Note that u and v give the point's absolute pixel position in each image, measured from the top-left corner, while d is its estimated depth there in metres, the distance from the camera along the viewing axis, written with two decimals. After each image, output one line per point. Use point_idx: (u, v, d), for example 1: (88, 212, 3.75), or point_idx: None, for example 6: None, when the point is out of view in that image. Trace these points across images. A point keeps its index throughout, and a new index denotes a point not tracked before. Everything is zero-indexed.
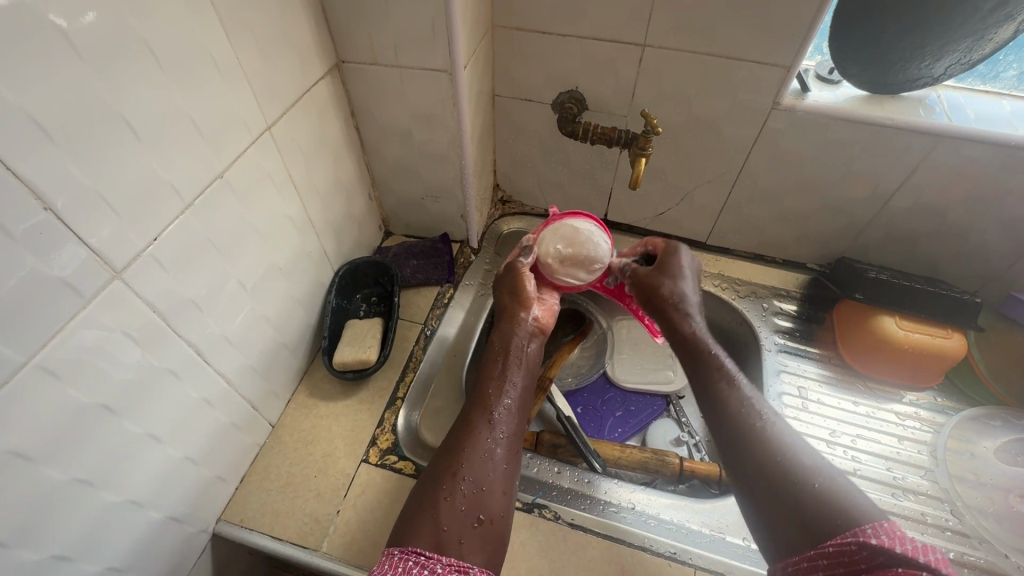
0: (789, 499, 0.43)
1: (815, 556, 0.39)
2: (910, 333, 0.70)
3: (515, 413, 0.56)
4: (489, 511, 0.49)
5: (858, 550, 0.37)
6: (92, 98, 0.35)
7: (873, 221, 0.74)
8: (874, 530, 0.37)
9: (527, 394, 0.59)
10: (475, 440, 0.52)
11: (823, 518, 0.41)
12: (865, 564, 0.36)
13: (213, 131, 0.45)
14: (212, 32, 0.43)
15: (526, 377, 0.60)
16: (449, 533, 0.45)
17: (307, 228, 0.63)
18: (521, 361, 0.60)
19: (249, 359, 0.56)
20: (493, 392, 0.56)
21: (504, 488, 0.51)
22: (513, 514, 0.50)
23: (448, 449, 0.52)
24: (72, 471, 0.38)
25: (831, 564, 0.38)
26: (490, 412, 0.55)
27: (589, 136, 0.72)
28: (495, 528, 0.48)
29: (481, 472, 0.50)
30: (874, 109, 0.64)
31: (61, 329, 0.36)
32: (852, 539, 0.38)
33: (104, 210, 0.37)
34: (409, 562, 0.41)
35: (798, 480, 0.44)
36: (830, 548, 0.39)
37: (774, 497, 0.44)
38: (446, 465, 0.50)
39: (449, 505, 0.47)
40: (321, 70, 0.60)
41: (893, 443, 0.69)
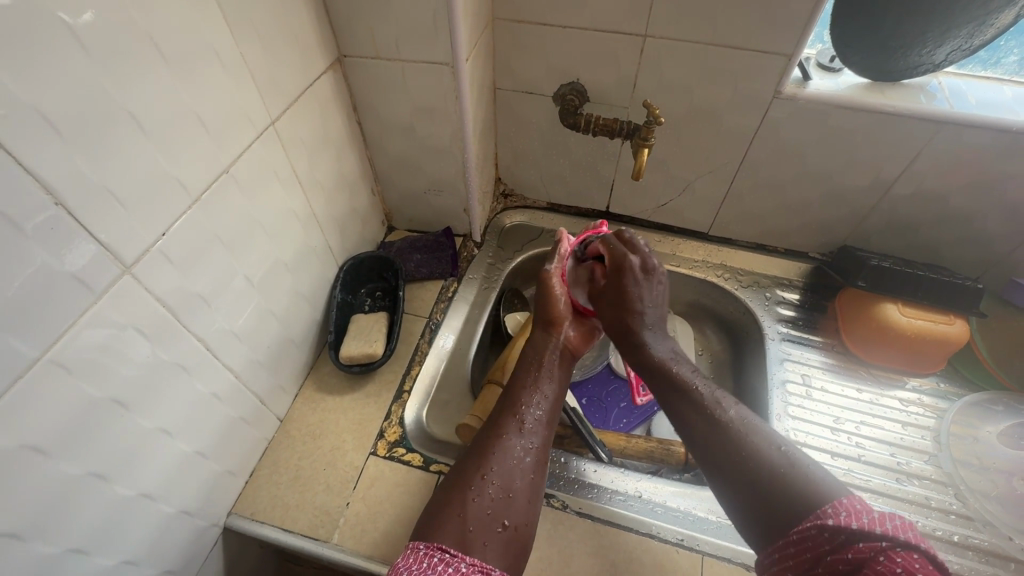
0: (756, 495, 0.45)
1: (783, 545, 0.42)
2: (913, 321, 0.70)
3: (545, 423, 0.56)
4: (514, 516, 0.49)
5: (819, 532, 0.40)
6: (98, 92, 0.35)
7: (875, 209, 0.74)
8: (833, 508, 0.40)
9: (558, 402, 0.59)
10: (504, 445, 0.52)
11: (788, 505, 0.43)
12: (831, 544, 0.39)
13: (218, 127, 0.45)
14: (217, 27, 0.43)
15: (558, 388, 0.60)
16: (475, 532, 0.46)
17: (311, 223, 0.63)
18: (555, 371, 0.60)
19: (257, 354, 0.57)
20: (525, 400, 0.57)
21: (531, 495, 0.51)
22: (538, 521, 0.51)
23: (476, 450, 0.53)
24: (85, 466, 0.39)
25: (799, 551, 0.41)
26: (522, 419, 0.55)
27: (590, 128, 0.73)
28: (518, 533, 0.49)
29: (509, 477, 0.51)
30: (875, 97, 0.64)
31: (73, 324, 0.36)
32: (812, 523, 0.41)
33: (113, 205, 0.37)
34: (433, 559, 0.42)
35: (764, 472, 0.45)
36: (794, 536, 0.41)
37: (741, 492, 0.46)
38: (475, 465, 0.51)
39: (476, 506, 0.48)
40: (323, 66, 0.60)
41: (896, 430, 0.69)
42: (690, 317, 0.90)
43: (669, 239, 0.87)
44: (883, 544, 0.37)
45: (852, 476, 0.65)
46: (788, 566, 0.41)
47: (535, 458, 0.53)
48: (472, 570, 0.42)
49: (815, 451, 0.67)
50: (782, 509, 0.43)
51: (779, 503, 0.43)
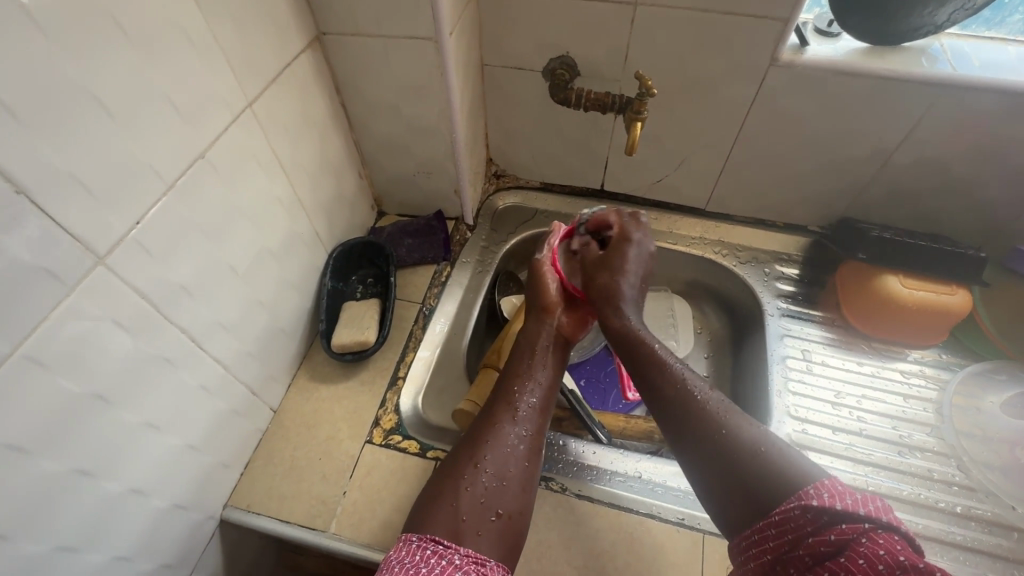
0: (733, 478, 0.45)
1: (763, 528, 0.42)
2: (914, 292, 0.69)
3: (539, 409, 0.56)
4: (508, 506, 0.49)
5: (803, 513, 0.40)
6: (56, 73, 0.33)
7: (875, 179, 0.72)
8: (816, 489, 0.41)
9: (552, 391, 0.58)
10: (498, 433, 0.52)
11: (756, 483, 0.44)
12: (813, 525, 0.39)
13: (192, 110, 0.44)
14: (184, 5, 0.41)
15: (552, 376, 0.59)
16: (467, 522, 0.47)
17: (297, 209, 0.61)
18: (548, 359, 0.60)
19: (246, 344, 0.55)
20: (518, 388, 0.56)
21: (525, 484, 0.51)
22: (532, 509, 0.50)
23: (469, 439, 0.53)
24: (69, 463, 0.38)
25: (780, 532, 0.41)
26: (516, 408, 0.54)
27: (581, 103, 0.70)
28: (512, 523, 0.48)
29: (502, 466, 0.50)
30: (875, 62, 0.62)
31: (46, 318, 0.35)
32: (796, 502, 0.41)
33: (81, 194, 0.36)
34: (427, 551, 0.44)
35: (740, 454, 0.45)
36: (775, 516, 0.42)
37: (717, 478, 0.46)
38: (468, 455, 0.51)
39: (469, 496, 0.48)
40: (301, 44, 0.58)
41: (898, 403, 0.69)
42: (688, 295, 0.89)
43: (666, 217, 0.86)
44: (866, 526, 0.38)
45: (853, 451, 0.64)
46: (767, 546, 0.42)
47: (529, 445, 0.53)
48: (466, 561, 0.44)
49: (817, 426, 0.66)
50: (757, 489, 0.43)
51: (755, 487, 0.43)
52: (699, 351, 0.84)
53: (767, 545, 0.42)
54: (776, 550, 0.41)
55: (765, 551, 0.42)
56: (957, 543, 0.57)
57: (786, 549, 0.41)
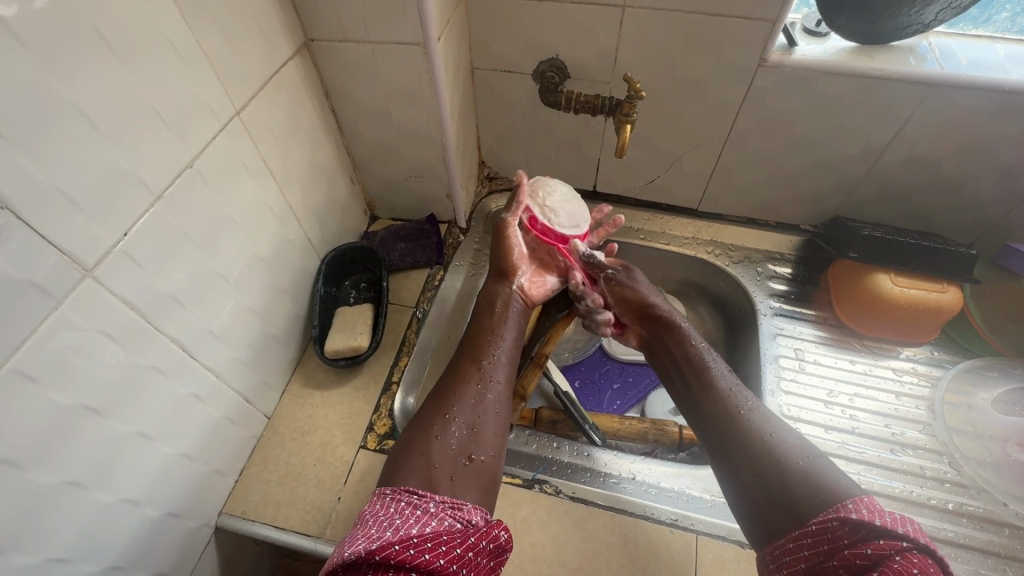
0: (772, 479, 0.48)
1: (799, 536, 0.44)
2: (905, 290, 0.69)
3: (505, 363, 0.60)
4: (480, 452, 0.51)
5: (841, 525, 0.41)
6: (41, 89, 0.33)
7: (865, 178, 0.72)
8: (856, 506, 0.42)
9: (517, 346, 0.62)
10: (466, 386, 0.56)
11: (803, 500, 0.45)
12: (850, 538, 0.41)
13: (179, 121, 0.44)
14: (169, 15, 0.41)
15: (516, 331, 0.63)
16: (440, 470, 0.48)
17: (288, 215, 0.61)
18: (511, 317, 0.64)
19: (238, 352, 0.56)
20: (484, 342, 0.60)
21: (494, 430, 0.54)
22: (505, 455, 0.53)
23: (438, 396, 0.55)
24: (61, 475, 0.38)
25: (815, 543, 0.42)
26: (481, 361, 0.58)
27: (571, 105, 0.70)
28: (485, 467, 0.51)
29: (471, 415, 0.53)
30: (863, 61, 0.62)
31: (35, 333, 0.35)
32: (834, 515, 0.42)
33: (68, 208, 0.36)
34: (401, 503, 0.44)
35: (781, 466, 0.48)
36: (813, 526, 0.43)
37: (756, 481, 0.49)
38: (437, 408, 0.54)
39: (440, 444, 0.50)
40: (290, 51, 0.58)
41: (891, 400, 0.69)
42: (683, 295, 0.89)
43: (659, 218, 0.86)
44: (904, 545, 0.39)
45: (846, 449, 0.64)
46: (802, 556, 0.43)
47: (497, 393, 0.56)
48: (441, 508, 0.44)
49: (810, 425, 0.67)
50: (795, 489, 0.46)
51: (796, 502, 0.45)
52: None
53: (801, 554, 0.43)
54: (809, 560, 0.42)
55: (797, 561, 0.43)
56: (948, 539, 0.57)
57: (818, 562, 0.42)
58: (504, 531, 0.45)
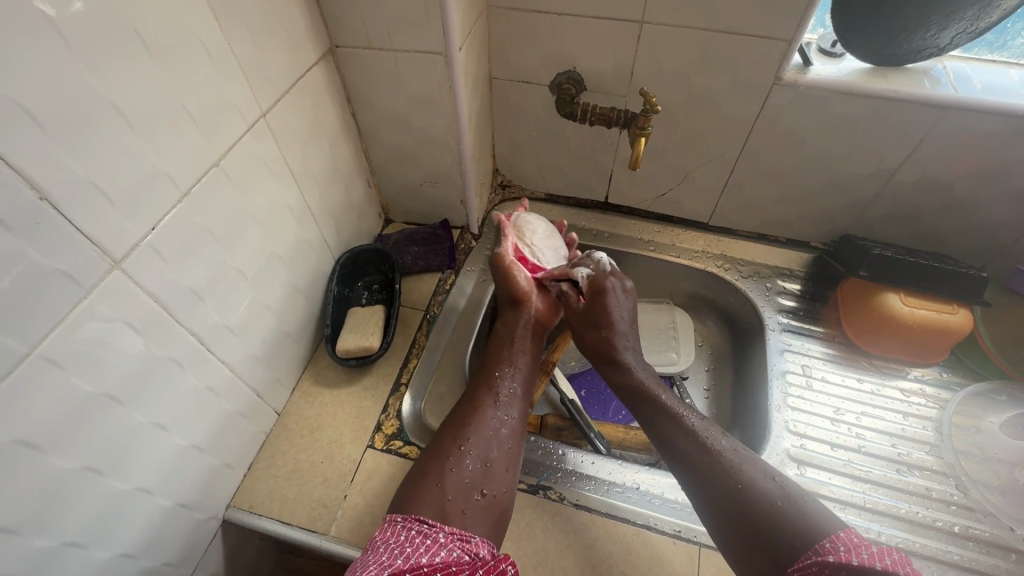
0: (746, 527, 0.47)
1: None
2: (915, 311, 0.70)
3: (520, 396, 0.60)
4: (492, 486, 0.52)
5: (819, 568, 0.40)
6: (83, 87, 0.34)
7: (877, 198, 0.73)
8: (832, 545, 0.41)
9: (530, 379, 0.63)
10: (481, 418, 0.56)
11: (781, 545, 0.44)
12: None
13: (208, 121, 0.45)
14: (204, 19, 0.43)
15: (530, 364, 0.64)
16: (452, 501, 0.49)
17: (306, 216, 0.63)
18: (526, 349, 0.65)
19: (253, 348, 0.57)
20: (499, 374, 0.61)
21: (507, 464, 0.54)
22: (516, 490, 0.53)
23: (454, 423, 0.56)
24: (79, 461, 0.39)
25: None
26: (497, 392, 0.59)
27: (587, 116, 0.72)
28: (496, 503, 0.51)
29: (486, 447, 0.54)
30: (878, 82, 0.63)
31: (64, 320, 0.36)
32: (813, 560, 0.41)
33: (101, 201, 0.37)
34: (411, 531, 0.45)
35: (760, 508, 0.47)
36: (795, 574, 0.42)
37: (738, 530, 0.47)
38: (453, 437, 0.54)
39: (454, 477, 0.51)
40: (315, 57, 0.59)
41: (897, 420, 0.69)
42: (691, 308, 0.89)
43: (669, 231, 0.87)
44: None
45: (851, 467, 0.64)
46: None
47: (512, 428, 0.57)
48: (450, 538, 0.45)
49: (815, 442, 0.66)
50: (769, 536, 0.45)
51: (777, 547, 0.44)
52: (699, 364, 0.85)
53: None
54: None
55: None
56: (953, 562, 0.57)
57: None
58: (512, 566, 0.43)
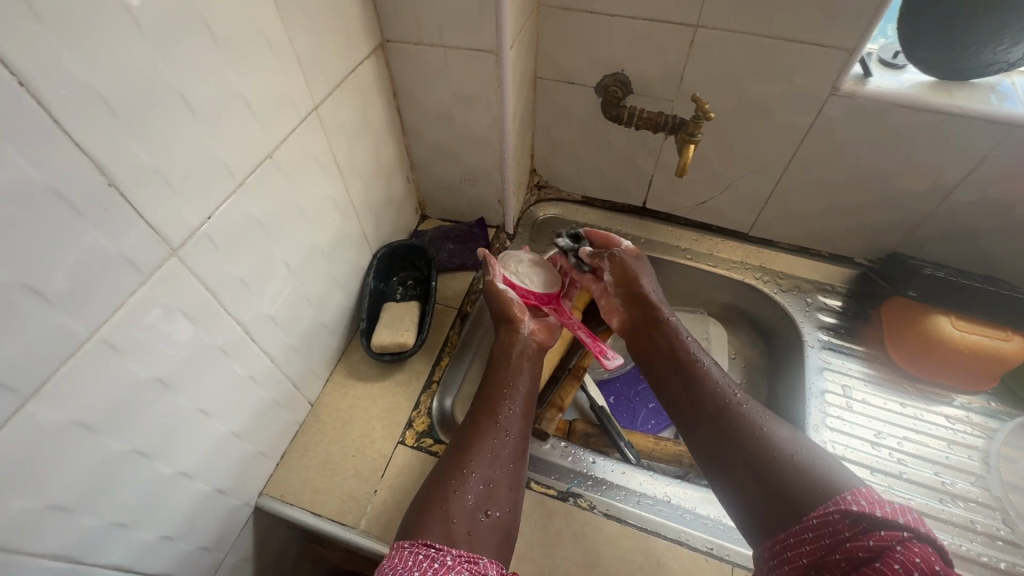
0: (761, 474, 0.48)
1: (799, 532, 0.43)
2: (967, 335, 0.67)
3: (521, 414, 0.58)
4: (498, 506, 0.51)
5: (841, 518, 0.41)
6: (154, 74, 0.35)
7: (930, 215, 0.70)
8: (853, 497, 0.42)
9: (532, 396, 0.61)
10: (482, 438, 0.55)
11: (798, 493, 0.45)
12: (851, 531, 0.40)
13: (264, 112, 0.45)
14: (266, 10, 0.43)
15: (532, 381, 0.62)
16: (458, 526, 0.48)
17: (348, 209, 0.63)
18: (527, 367, 0.63)
19: (292, 339, 0.57)
20: (499, 392, 0.59)
21: (511, 485, 0.53)
22: (521, 509, 0.53)
23: (455, 446, 0.55)
24: (129, 444, 0.39)
25: (816, 537, 0.42)
26: (497, 413, 0.57)
27: (633, 121, 0.70)
28: (502, 522, 0.50)
29: (488, 468, 0.53)
30: (941, 97, 0.60)
31: (122, 304, 0.36)
32: (834, 509, 0.42)
33: (163, 188, 0.37)
34: (418, 555, 0.43)
35: (777, 456, 0.48)
36: (813, 520, 0.42)
37: (753, 479, 0.49)
38: (455, 460, 0.53)
39: (458, 501, 0.50)
40: (366, 51, 0.59)
41: (941, 448, 0.66)
42: (725, 319, 0.87)
43: (707, 239, 0.85)
44: (905, 534, 0.37)
45: (892, 494, 0.62)
46: (804, 551, 0.42)
47: (513, 447, 0.55)
48: (458, 561, 0.43)
49: (854, 465, 0.65)
50: (782, 492, 0.46)
51: (794, 490, 0.45)
52: (733, 377, 0.83)
53: (804, 549, 0.42)
54: (812, 555, 0.41)
55: (800, 556, 0.42)
56: None
57: (822, 556, 0.40)
58: None
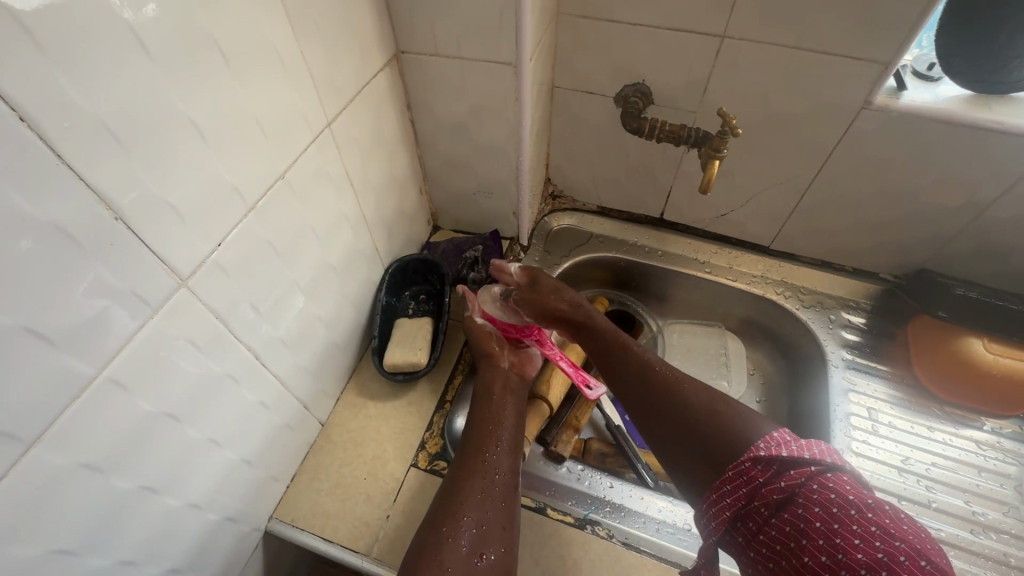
0: (689, 440, 0.50)
1: (720, 486, 0.46)
2: (1000, 359, 0.65)
3: (509, 447, 0.55)
4: (494, 547, 0.47)
5: (753, 465, 0.45)
6: (163, 100, 0.33)
7: (963, 233, 0.68)
8: (764, 442, 0.45)
9: (519, 428, 0.58)
10: (469, 479, 0.51)
11: (722, 448, 0.47)
12: (765, 476, 0.44)
13: (277, 131, 0.44)
14: (279, 27, 0.41)
15: (517, 414, 0.59)
16: (454, 574, 0.44)
17: (361, 225, 0.61)
18: (510, 400, 0.60)
19: (303, 360, 0.55)
20: (484, 428, 0.56)
21: (506, 522, 0.49)
22: (518, 545, 0.49)
23: (443, 491, 0.51)
24: (137, 480, 0.38)
25: (735, 487, 0.45)
26: (482, 450, 0.54)
27: (655, 133, 0.68)
28: (501, 564, 0.46)
29: (480, 510, 0.49)
30: (981, 111, 0.58)
31: (129, 340, 0.34)
32: (746, 456, 0.45)
33: (171, 218, 0.35)
34: None
35: (700, 416, 0.50)
36: (731, 472, 0.46)
37: (683, 446, 0.50)
38: (443, 505, 0.49)
39: (451, 549, 0.46)
40: (381, 63, 0.57)
41: (971, 475, 0.64)
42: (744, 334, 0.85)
43: (726, 252, 0.82)
44: (812, 470, 0.43)
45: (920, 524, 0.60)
46: (726, 504, 0.45)
47: (503, 483, 0.52)
48: None
49: (881, 492, 0.62)
50: (720, 456, 0.47)
51: (721, 450, 0.47)
52: (753, 394, 0.80)
53: (726, 502, 0.45)
54: (734, 505, 0.45)
55: (725, 507, 0.45)
56: None
57: (743, 504, 0.44)
58: None
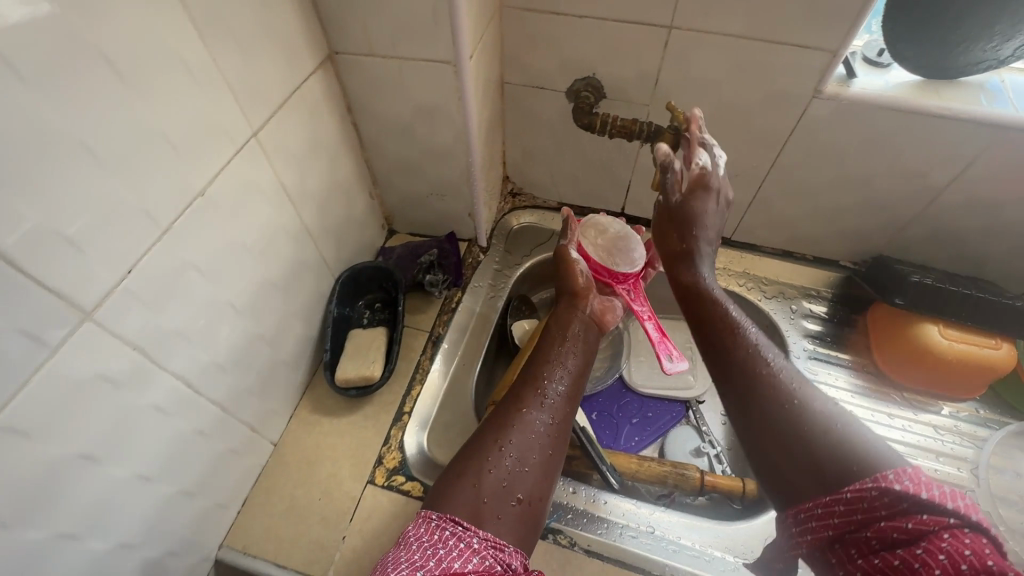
0: (785, 443, 0.38)
1: (828, 503, 0.34)
2: (955, 343, 0.65)
3: (566, 397, 0.53)
4: (528, 490, 0.46)
5: (879, 495, 0.32)
6: (42, 124, 0.30)
7: (917, 219, 0.68)
8: (896, 475, 0.32)
9: (579, 379, 0.56)
10: (525, 418, 0.50)
11: (835, 470, 0.35)
12: (888, 509, 0.31)
13: (192, 146, 0.41)
14: (185, 34, 0.38)
15: (581, 364, 0.57)
16: (489, 504, 0.44)
17: (303, 236, 0.58)
18: (578, 347, 0.58)
19: (245, 382, 0.53)
20: (546, 373, 0.54)
21: (548, 470, 0.48)
22: (551, 497, 0.48)
23: (495, 420, 0.50)
24: (53, 528, 0.36)
25: (847, 511, 0.33)
26: (543, 393, 0.52)
27: (606, 129, 0.66)
28: (532, 509, 0.46)
29: (526, 449, 0.48)
30: (928, 98, 0.57)
31: (25, 384, 0.32)
32: (873, 483, 0.32)
33: (66, 250, 0.33)
34: (445, 532, 0.40)
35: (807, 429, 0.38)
36: (847, 494, 0.33)
37: (776, 448, 0.38)
38: (492, 437, 0.48)
39: (492, 477, 0.45)
40: (312, 66, 0.54)
41: (930, 461, 0.65)
42: None
43: None
44: (952, 522, 0.30)
45: None
46: (830, 523, 0.34)
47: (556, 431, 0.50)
48: (484, 545, 0.40)
49: None
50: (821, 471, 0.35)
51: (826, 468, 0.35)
52: None
53: (831, 521, 0.34)
54: (838, 529, 0.33)
55: (826, 527, 0.34)
56: None
57: (849, 532, 0.33)
58: None
